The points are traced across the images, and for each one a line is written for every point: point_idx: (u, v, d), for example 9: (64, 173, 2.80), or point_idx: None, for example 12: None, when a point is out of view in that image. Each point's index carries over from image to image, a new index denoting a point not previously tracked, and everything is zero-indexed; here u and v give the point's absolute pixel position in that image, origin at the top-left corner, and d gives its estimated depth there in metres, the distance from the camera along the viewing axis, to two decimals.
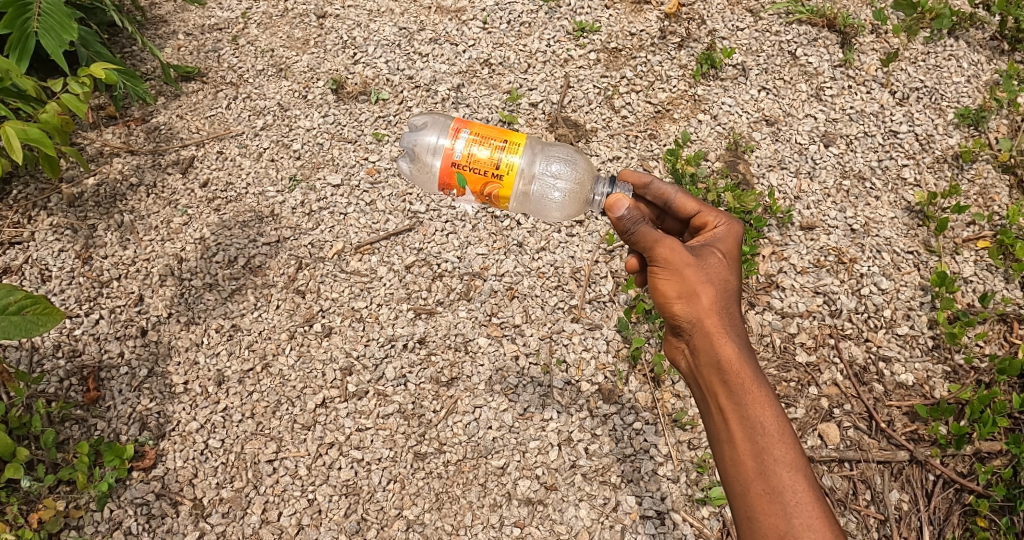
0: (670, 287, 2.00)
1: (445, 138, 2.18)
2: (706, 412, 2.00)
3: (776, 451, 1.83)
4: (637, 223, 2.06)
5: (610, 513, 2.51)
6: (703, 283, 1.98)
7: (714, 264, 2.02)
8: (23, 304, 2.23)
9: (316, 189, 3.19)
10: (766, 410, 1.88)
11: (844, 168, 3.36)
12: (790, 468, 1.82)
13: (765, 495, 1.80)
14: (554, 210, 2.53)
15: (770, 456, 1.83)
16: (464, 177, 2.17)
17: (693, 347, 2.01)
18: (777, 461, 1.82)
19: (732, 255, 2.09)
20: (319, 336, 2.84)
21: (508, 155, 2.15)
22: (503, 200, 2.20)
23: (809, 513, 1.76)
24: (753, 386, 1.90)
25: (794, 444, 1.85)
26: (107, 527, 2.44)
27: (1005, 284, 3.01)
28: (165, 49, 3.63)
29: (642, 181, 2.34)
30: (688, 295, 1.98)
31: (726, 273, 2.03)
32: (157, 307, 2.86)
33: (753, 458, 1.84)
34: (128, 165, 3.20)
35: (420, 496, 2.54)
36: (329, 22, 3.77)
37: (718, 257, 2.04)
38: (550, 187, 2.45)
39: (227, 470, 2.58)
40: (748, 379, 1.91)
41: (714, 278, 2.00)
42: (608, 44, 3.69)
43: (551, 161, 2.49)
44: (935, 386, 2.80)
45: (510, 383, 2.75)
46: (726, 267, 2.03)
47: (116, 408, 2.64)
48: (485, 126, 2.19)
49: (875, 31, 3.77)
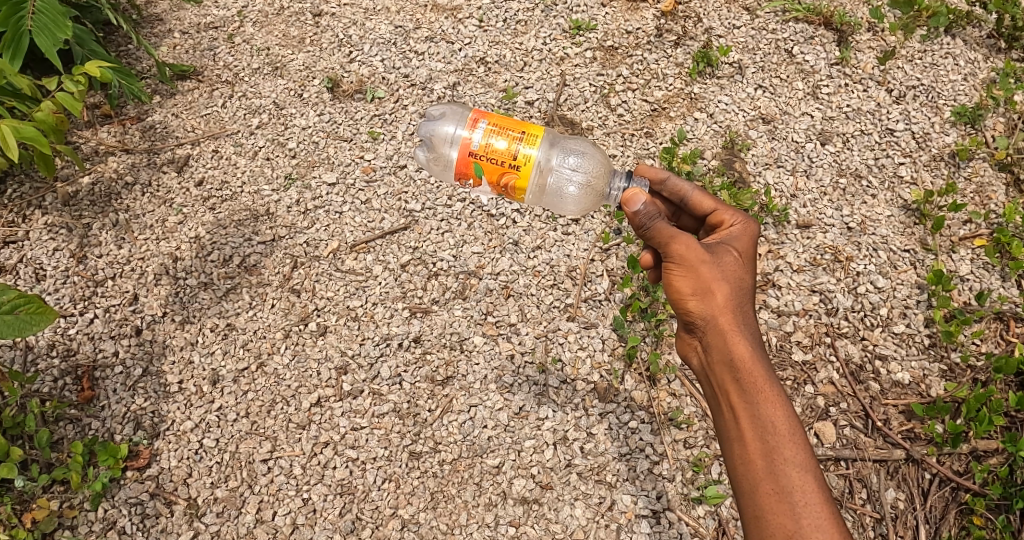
0: (685, 284, 2.00)
1: (463, 129, 2.19)
2: (716, 410, 2.00)
3: (786, 450, 1.83)
4: (652, 219, 2.00)
5: (605, 512, 2.51)
6: (718, 281, 1.97)
7: (729, 262, 2.02)
8: (18, 303, 2.21)
9: (312, 188, 3.19)
10: (778, 410, 1.87)
11: (840, 166, 3.35)
12: (800, 468, 1.81)
13: (774, 494, 1.79)
14: (571, 205, 2.51)
15: (781, 456, 1.82)
16: (481, 167, 2.17)
17: (707, 344, 2.01)
18: (786, 462, 1.81)
19: (747, 254, 2.10)
20: (314, 335, 2.83)
21: (526, 146, 2.15)
22: (519, 192, 2.18)
23: (818, 515, 1.75)
24: (766, 385, 1.90)
25: (805, 446, 1.84)
26: (101, 527, 2.43)
27: (1001, 283, 3.01)
28: (161, 47, 3.62)
29: (659, 177, 2.36)
30: (702, 293, 1.98)
31: (741, 271, 2.02)
32: (152, 306, 2.85)
33: (763, 457, 1.84)
34: (123, 164, 3.19)
35: (415, 495, 2.54)
36: (325, 21, 3.76)
37: (734, 256, 2.04)
38: (566, 180, 2.44)
39: (221, 469, 2.57)
40: (761, 378, 1.91)
41: (729, 276, 1.99)
42: (604, 42, 3.69)
43: (568, 154, 2.49)
44: (931, 385, 2.80)
45: (506, 382, 2.75)
46: (741, 266, 2.04)
47: (110, 408, 2.62)
48: (503, 117, 2.19)
49: (872, 29, 3.76)
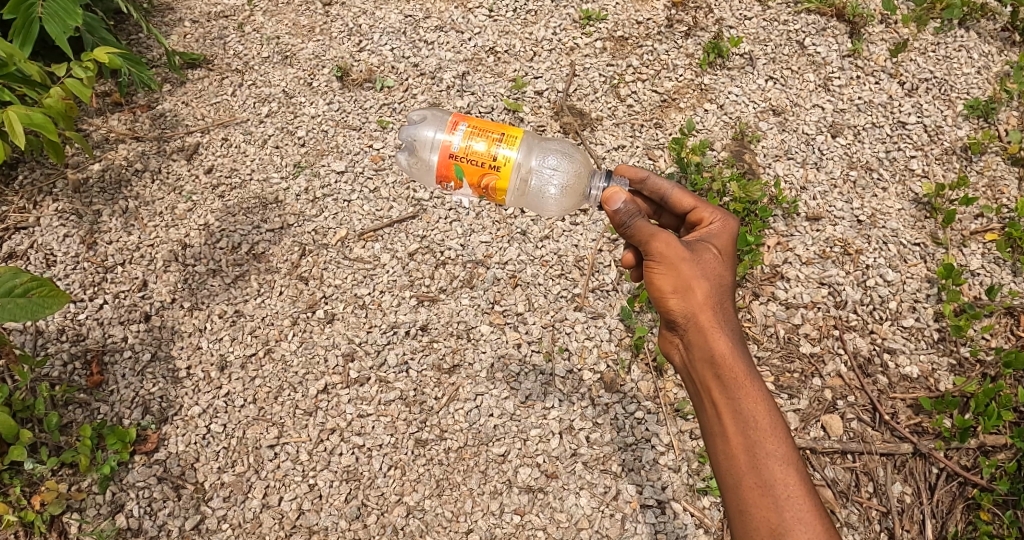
0: (666, 282, 1.98)
1: (444, 131, 2.21)
2: (699, 405, 1.99)
3: (768, 444, 1.83)
4: (632, 218, 2.01)
5: (610, 502, 2.52)
6: (698, 278, 1.96)
7: (709, 260, 2.00)
8: (30, 287, 2.22)
9: (320, 176, 3.19)
10: (760, 405, 1.87)
11: (851, 159, 3.33)
12: (782, 462, 1.80)
13: (757, 488, 1.79)
14: (552, 206, 2.53)
15: (763, 450, 1.82)
16: (461, 169, 2.19)
17: (688, 341, 1.99)
18: (768, 455, 1.81)
19: (727, 251, 2.08)
20: (322, 323, 2.84)
21: (505, 147, 2.17)
22: (500, 193, 2.21)
23: (800, 507, 1.75)
24: (747, 381, 1.89)
25: (787, 440, 1.84)
26: (110, 510, 2.43)
27: (1012, 278, 2.99)
28: (171, 36, 3.62)
29: (639, 176, 2.33)
30: (683, 290, 1.96)
31: (720, 269, 2.01)
32: (161, 292, 2.86)
33: (746, 452, 1.83)
34: (133, 151, 3.20)
35: (421, 482, 2.54)
36: (335, 10, 3.75)
37: (714, 253, 2.02)
38: (547, 181, 2.47)
39: (229, 455, 2.58)
40: (742, 374, 1.90)
41: (709, 274, 1.98)
42: (614, 33, 3.66)
43: (547, 155, 2.52)
44: (940, 379, 2.79)
45: (512, 371, 2.75)
46: (721, 263, 2.02)
47: (119, 393, 2.63)
48: (483, 120, 2.22)
49: (885, 21, 3.73)
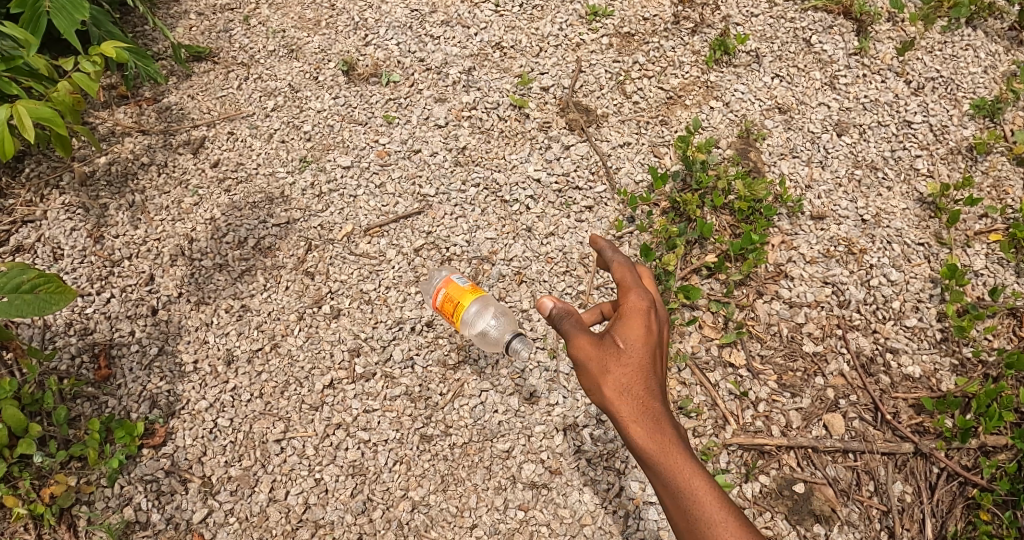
0: (593, 384, 2.09)
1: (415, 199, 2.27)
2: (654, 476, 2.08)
3: (700, 514, 1.91)
4: (561, 322, 2.13)
5: (613, 498, 2.54)
6: (612, 370, 2.04)
7: (620, 346, 2.05)
8: (37, 282, 2.24)
9: (326, 171, 3.20)
10: (684, 480, 1.94)
11: (856, 158, 3.33)
12: (715, 529, 1.88)
13: None
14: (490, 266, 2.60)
15: (697, 520, 1.91)
16: None
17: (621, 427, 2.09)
18: (703, 524, 1.90)
19: (642, 329, 2.07)
20: (328, 318, 2.86)
21: None
22: None
23: None
24: (669, 459, 1.97)
25: (717, 506, 1.90)
26: (118, 503, 2.46)
27: (1015, 278, 3.00)
28: (176, 29, 3.61)
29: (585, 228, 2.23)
30: (605, 388, 2.06)
31: (632, 352, 2.05)
32: (168, 287, 2.88)
33: (685, 523, 1.93)
34: (139, 145, 3.21)
35: (426, 477, 2.57)
36: (341, 3, 3.75)
37: (624, 336, 2.06)
38: None
39: (235, 449, 2.60)
40: (662, 456, 1.97)
41: (623, 354, 2.05)
42: (621, 29, 3.66)
43: None
44: (942, 379, 2.81)
45: (517, 368, 2.77)
46: (631, 345, 2.05)
47: (126, 386, 2.65)
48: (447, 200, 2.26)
49: (891, 19, 3.72)
